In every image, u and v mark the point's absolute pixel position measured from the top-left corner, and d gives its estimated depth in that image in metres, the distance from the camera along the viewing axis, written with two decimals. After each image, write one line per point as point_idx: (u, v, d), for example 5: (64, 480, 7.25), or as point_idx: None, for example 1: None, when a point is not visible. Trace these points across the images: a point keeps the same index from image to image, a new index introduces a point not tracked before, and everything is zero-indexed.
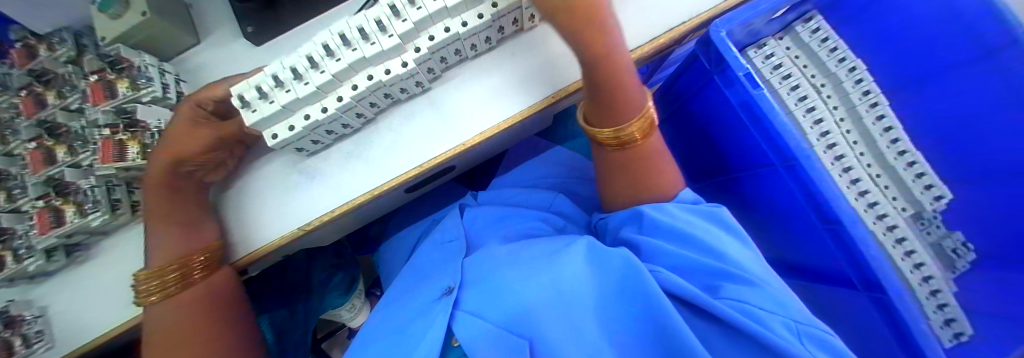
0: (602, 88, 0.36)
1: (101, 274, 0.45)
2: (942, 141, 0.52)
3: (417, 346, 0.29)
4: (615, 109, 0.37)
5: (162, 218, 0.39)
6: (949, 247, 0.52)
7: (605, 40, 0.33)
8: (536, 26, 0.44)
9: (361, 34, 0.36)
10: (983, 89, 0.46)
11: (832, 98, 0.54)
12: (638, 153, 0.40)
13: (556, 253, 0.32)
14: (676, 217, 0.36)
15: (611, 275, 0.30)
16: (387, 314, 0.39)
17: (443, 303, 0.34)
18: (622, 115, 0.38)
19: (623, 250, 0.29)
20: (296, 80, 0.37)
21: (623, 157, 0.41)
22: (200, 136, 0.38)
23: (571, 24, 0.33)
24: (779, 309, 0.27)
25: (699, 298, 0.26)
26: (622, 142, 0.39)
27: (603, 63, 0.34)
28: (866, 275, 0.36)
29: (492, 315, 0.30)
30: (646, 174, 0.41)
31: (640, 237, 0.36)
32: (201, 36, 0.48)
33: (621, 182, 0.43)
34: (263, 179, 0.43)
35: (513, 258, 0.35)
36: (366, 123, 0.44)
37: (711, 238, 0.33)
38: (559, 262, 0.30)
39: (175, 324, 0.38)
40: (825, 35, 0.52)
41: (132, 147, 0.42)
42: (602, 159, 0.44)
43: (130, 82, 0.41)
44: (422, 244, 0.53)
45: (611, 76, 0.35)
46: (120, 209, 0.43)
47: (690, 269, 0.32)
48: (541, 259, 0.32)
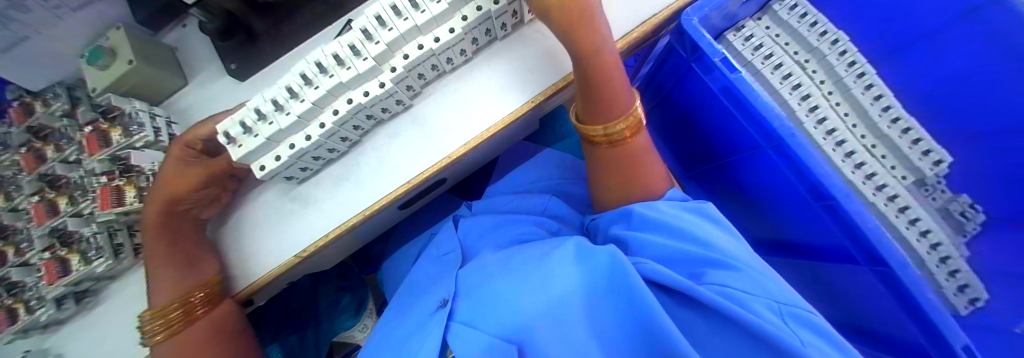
0: (594, 83, 0.36)
1: (111, 318, 0.46)
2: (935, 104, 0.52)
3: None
4: (606, 105, 0.38)
5: (162, 258, 0.40)
6: (957, 211, 0.51)
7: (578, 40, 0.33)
8: (510, 34, 0.45)
9: (337, 60, 0.37)
10: (969, 50, 0.46)
11: (818, 73, 0.53)
12: (629, 151, 0.40)
13: (544, 256, 0.32)
14: (662, 211, 0.36)
15: (598, 272, 0.30)
16: (386, 332, 0.39)
17: (438, 317, 0.34)
18: (611, 113, 0.38)
19: (609, 247, 0.29)
20: (278, 111, 0.38)
21: (614, 155, 0.41)
22: (192, 174, 0.39)
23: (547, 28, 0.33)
24: (764, 292, 0.27)
25: (685, 286, 0.26)
26: (614, 138, 0.39)
27: (592, 59, 0.34)
28: (867, 249, 0.36)
29: (484, 324, 0.30)
30: (637, 171, 0.41)
31: (628, 233, 0.36)
32: (189, 77, 0.49)
33: (611, 181, 0.43)
34: (256, 210, 0.44)
35: (502, 266, 0.35)
36: (352, 145, 0.44)
37: (696, 227, 0.33)
38: (547, 264, 0.30)
39: None
40: (803, 11, 0.52)
41: (130, 191, 0.44)
42: (592, 158, 0.44)
43: (124, 130, 0.43)
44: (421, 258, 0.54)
45: (601, 71, 0.35)
46: (123, 253, 0.44)
47: (677, 259, 0.32)
48: (529, 265, 0.32)
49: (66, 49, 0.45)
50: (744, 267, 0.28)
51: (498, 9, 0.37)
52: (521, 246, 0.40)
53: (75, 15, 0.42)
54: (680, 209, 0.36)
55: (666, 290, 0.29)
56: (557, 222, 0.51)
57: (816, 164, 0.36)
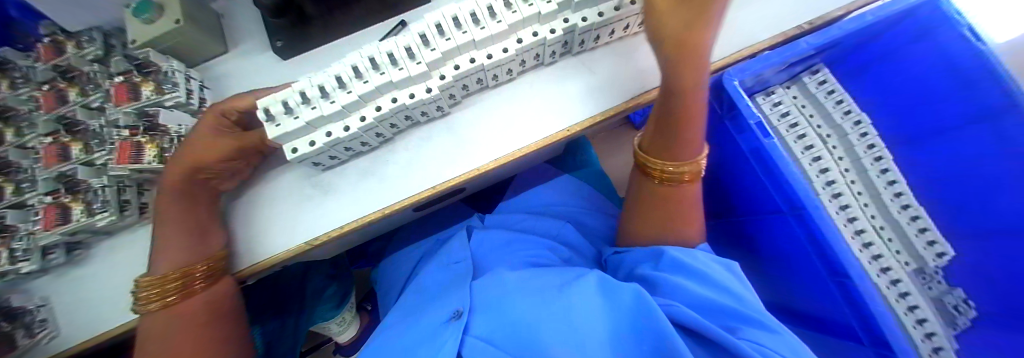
0: (675, 123, 0.37)
1: (97, 276, 0.44)
2: (941, 196, 0.54)
3: None
4: (678, 146, 0.39)
5: (170, 222, 0.38)
6: (951, 304, 0.52)
7: (687, 76, 0.34)
8: (556, 62, 0.47)
9: (390, 58, 0.38)
10: (982, 149, 0.48)
11: (838, 148, 0.55)
12: (678, 194, 0.43)
13: (569, 285, 0.34)
14: (698, 258, 0.38)
15: (622, 310, 0.32)
16: (389, 337, 0.38)
17: (453, 327, 0.34)
18: (680, 155, 0.40)
19: (634, 285, 0.32)
20: (323, 98, 0.38)
21: (666, 193, 0.42)
22: (219, 144, 0.38)
23: (668, 52, 0.34)
24: (796, 356, 0.28)
25: (721, 335, 0.27)
26: (671, 178, 0.41)
27: (684, 101, 0.36)
28: (876, 333, 0.36)
29: (506, 344, 0.30)
30: (679, 214, 0.43)
31: (658, 274, 0.37)
32: (230, 46, 0.49)
33: (651, 218, 0.44)
34: (277, 191, 0.43)
35: (532, 287, 0.35)
36: (384, 142, 0.44)
37: (729, 282, 0.35)
38: (571, 293, 0.33)
39: (172, 332, 0.37)
40: (831, 87, 0.54)
41: (150, 150, 0.42)
42: (641, 188, 0.45)
43: (156, 86, 0.42)
44: (425, 264, 0.53)
45: (687, 113, 0.36)
46: (128, 210, 0.42)
47: (710, 309, 0.33)
48: (553, 292, 0.34)
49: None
50: (777, 328, 0.30)
51: (554, 38, 0.39)
52: (541, 269, 0.41)
53: None
54: (712, 259, 0.39)
55: (690, 333, 0.31)
56: (570, 249, 0.51)
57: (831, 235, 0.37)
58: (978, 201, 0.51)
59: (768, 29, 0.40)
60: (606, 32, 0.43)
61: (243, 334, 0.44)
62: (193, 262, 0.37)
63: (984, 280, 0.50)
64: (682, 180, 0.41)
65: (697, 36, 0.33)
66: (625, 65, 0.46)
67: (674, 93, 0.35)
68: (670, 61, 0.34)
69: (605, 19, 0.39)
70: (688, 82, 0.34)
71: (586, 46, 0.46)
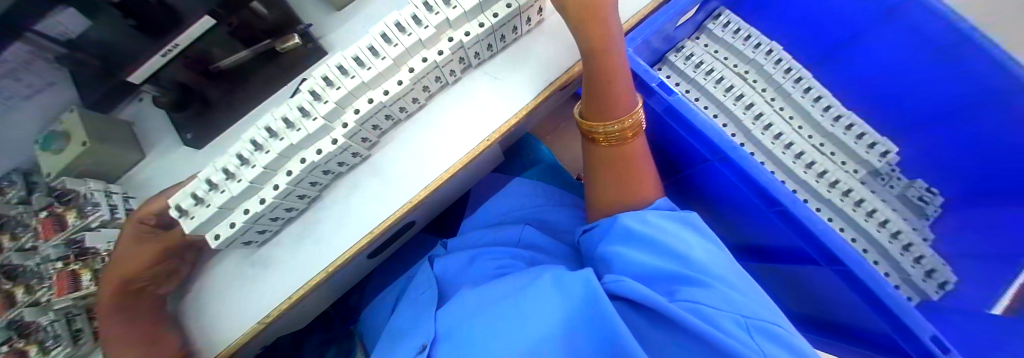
0: (601, 81, 0.38)
1: None
2: (867, 95, 0.63)
3: None
4: (608, 104, 0.39)
5: (121, 338, 0.38)
6: (918, 196, 0.57)
7: (596, 33, 0.36)
8: (461, 78, 0.47)
9: (287, 122, 0.39)
10: (893, 43, 0.55)
11: (757, 83, 0.57)
12: (626, 151, 0.42)
13: (523, 289, 0.33)
14: (647, 222, 0.36)
15: (574, 300, 0.30)
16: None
17: None
18: (615, 113, 0.40)
19: (584, 272, 0.31)
20: (230, 180, 0.38)
21: (611, 155, 0.42)
22: (143, 250, 0.39)
23: (576, 15, 0.36)
24: (730, 305, 0.28)
25: (658, 304, 0.28)
26: (613, 138, 0.41)
27: (602, 58, 0.37)
28: (822, 247, 0.36)
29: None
30: (630, 176, 0.42)
31: (608, 250, 0.36)
32: (147, 150, 0.50)
33: (607, 184, 0.43)
34: (221, 277, 0.43)
35: (484, 304, 0.35)
36: (312, 201, 0.45)
37: (677, 242, 0.34)
38: (523, 300, 0.32)
39: None
40: (736, 27, 0.56)
41: (85, 275, 0.44)
42: (590, 161, 0.45)
43: (78, 211, 0.43)
44: (399, 303, 0.53)
45: (608, 68, 0.37)
46: (82, 338, 0.43)
47: (655, 275, 0.33)
48: (506, 304, 0.33)
49: (21, 136, 0.46)
50: (713, 283, 0.30)
51: (443, 59, 0.40)
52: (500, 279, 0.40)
53: (27, 103, 0.44)
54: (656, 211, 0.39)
55: (632, 304, 0.31)
56: (533, 251, 0.51)
57: (750, 168, 0.38)
58: (899, 90, 0.58)
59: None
60: (498, 39, 0.44)
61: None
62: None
63: (928, 163, 0.58)
64: (624, 136, 0.41)
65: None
66: (527, 64, 0.46)
67: (590, 54, 0.36)
68: (578, 27, 0.36)
69: (485, 29, 0.40)
70: (599, 43, 0.36)
71: (484, 57, 0.46)
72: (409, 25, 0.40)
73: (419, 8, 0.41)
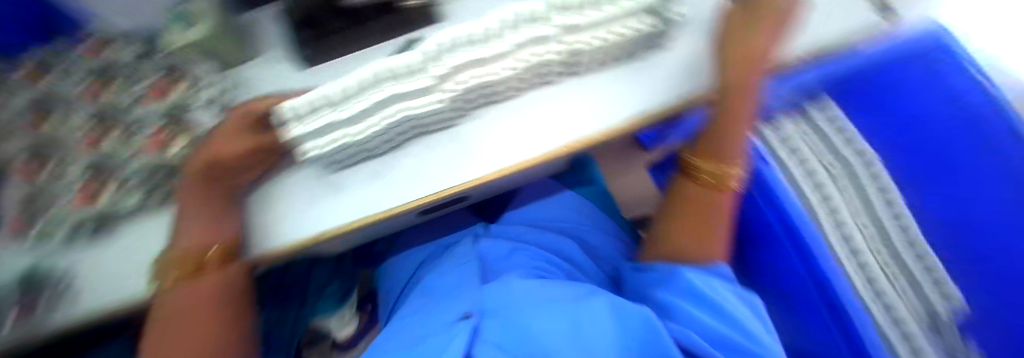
0: (725, 128, 0.46)
1: (113, 253, 0.44)
2: (936, 203, 0.66)
3: None
4: (722, 147, 0.46)
5: (193, 207, 0.42)
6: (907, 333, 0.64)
7: (741, 78, 0.43)
8: (561, 82, 0.49)
9: (394, 75, 0.38)
10: (979, 165, 0.59)
11: (849, 187, 0.71)
12: (714, 199, 0.48)
13: (581, 300, 0.38)
14: (709, 283, 0.38)
15: (632, 333, 0.34)
16: (403, 327, 0.44)
17: (465, 327, 0.38)
18: (727, 156, 0.47)
19: (646, 310, 0.34)
20: (336, 105, 0.40)
21: (702, 196, 0.49)
22: (239, 128, 0.42)
23: (728, 63, 0.43)
24: None
25: None
26: (706, 181, 0.48)
27: (731, 105, 0.45)
28: (859, 348, 0.42)
29: (511, 345, 0.34)
30: (709, 225, 0.48)
31: (669, 299, 0.38)
32: (257, 52, 0.53)
33: (689, 222, 0.50)
34: (291, 187, 0.46)
35: (539, 301, 0.38)
36: (391, 148, 0.47)
37: (736, 310, 0.36)
38: (583, 308, 0.36)
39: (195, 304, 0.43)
40: (835, 117, 0.72)
41: (178, 140, 0.45)
42: (680, 193, 0.52)
43: (190, 84, 0.49)
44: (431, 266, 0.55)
45: (740, 120, 0.46)
46: (150, 195, 0.45)
47: (710, 338, 0.34)
48: (566, 307, 0.37)
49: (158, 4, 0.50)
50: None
51: (555, 59, 0.41)
52: (551, 281, 0.45)
53: None
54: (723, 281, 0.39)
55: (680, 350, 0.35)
56: (571, 266, 0.52)
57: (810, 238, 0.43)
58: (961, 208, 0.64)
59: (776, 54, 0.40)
60: (607, 57, 0.45)
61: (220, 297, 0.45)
62: (205, 244, 0.41)
63: (980, 285, 0.64)
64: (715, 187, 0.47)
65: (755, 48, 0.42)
66: (628, 89, 0.46)
67: (727, 90, 0.44)
68: (728, 66, 0.43)
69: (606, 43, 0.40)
70: (739, 85, 0.43)
71: (586, 69, 0.47)
72: None
73: None
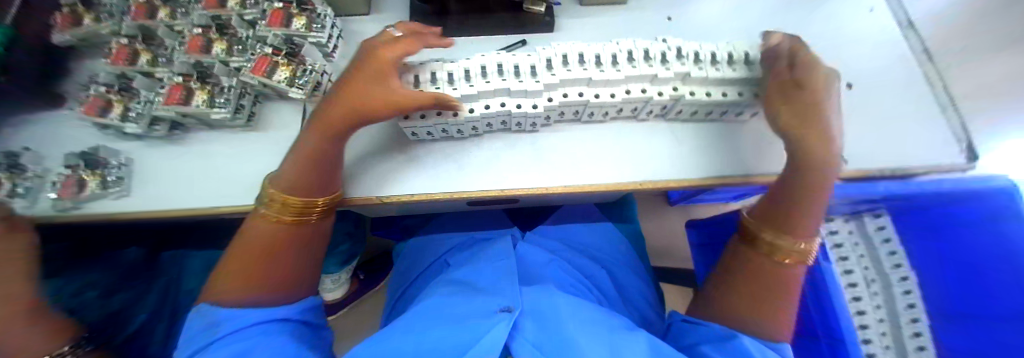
0: (795, 196, 0.39)
1: (190, 159, 0.48)
2: None
3: (473, 344, 0.33)
4: (792, 220, 0.39)
5: (315, 153, 0.38)
6: None
7: (814, 146, 0.37)
8: (647, 120, 0.50)
9: (496, 67, 0.43)
10: None
11: None
12: (782, 273, 0.40)
13: (613, 331, 0.38)
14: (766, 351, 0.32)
15: None
16: (418, 313, 0.42)
17: (503, 316, 0.38)
18: (798, 230, 0.39)
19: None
20: (447, 83, 0.42)
21: (765, 266, 0.40)
22: (394, 57, 0.39)
23: (793, 123, 0.38)
24: None
25: None
26: (790, 256, 0.39)
27: (807, 176, 0.38)
28: None
29: (548, 348, 0.36)
30: (772, 298, 0.39)
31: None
32: (371, 10, 0.56)
33: (744, 293, 0.41)
34: (381, 148, 0.47)
35: (574, 317, 0.40)
36: (473, 135, 0.49)
37: None
38: (618, 340, 0.37)
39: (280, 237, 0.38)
40: None
41: (282, 70, 0.46)
42: (732, 260, 0.44)
43: (307, 21, 0.48)
44: (471, 257, 0.55)
45: (815, 189, 0.38)
46: (240, 114, 0.47)
47: None
48: (600, 332, 0.38)
49: None
50: None
51: (660, 100, 0.42)
52: (584, 301, 0.45)
53: None
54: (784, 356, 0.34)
55: None
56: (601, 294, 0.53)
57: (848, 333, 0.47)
58: None
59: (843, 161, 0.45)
60: (705, 112, 0.46)
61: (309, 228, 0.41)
62: (304, 189, 0.38)
63: None
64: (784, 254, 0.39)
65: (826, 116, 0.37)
66: (712, 146, 0.47)
67: (801, 164, 0.38)
68: (797, 129, 0.38)
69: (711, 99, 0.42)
70: (810, 155, 0.37)
71: (680, 116, 0.48)
72: (654, 58, 0.43)
73: (671, 49, 0.44)
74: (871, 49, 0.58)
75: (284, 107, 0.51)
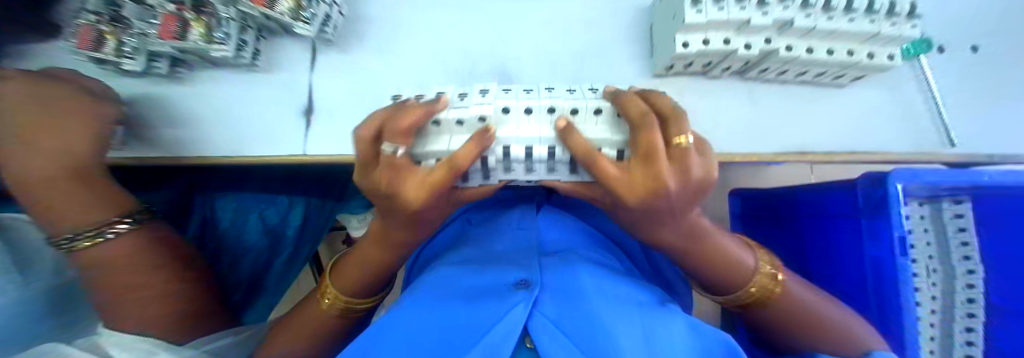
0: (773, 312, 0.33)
1: (199, 103, 0.45)
2: None
3: (489, 332, 0.29)
4: (790, 321, 0.33)
5: (371, 260, 0.33)
6: None
7: (739, 275, 0.32)
8: (720, 77, 0.40)
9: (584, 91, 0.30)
10: None
11: None
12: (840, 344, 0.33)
13: (645, 308, 0.33)
14: None
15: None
16: (422, 292, 0.36)
17: (521, 298, 0.32)
18: (801, 324, 0.33)
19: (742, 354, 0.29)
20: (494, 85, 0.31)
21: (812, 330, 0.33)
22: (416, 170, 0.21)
23: (728, 288, 0.33)
24: None
25: None
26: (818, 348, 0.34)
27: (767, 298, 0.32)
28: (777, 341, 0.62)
29: (570, 330, 0.30)
30: (824, 329, 0.33)
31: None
32: None
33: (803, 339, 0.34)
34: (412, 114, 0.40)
35: (601, 291, 0.33)
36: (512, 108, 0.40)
37: None
38: (652, 319, 0.31)
39: (321, 323, 0.37)
40: None
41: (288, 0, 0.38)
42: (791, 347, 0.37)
43: None
44: (496, 218, 0.53)
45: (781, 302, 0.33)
46: (243, 53, 0.41)
47: None
48: (631, 310, 0.32)
49: None
50: None
51: (745, 55, 0.34)
52: (609, 273, 0.39)
53: None
54: None
55: None
56: (624, 262, 0.48)
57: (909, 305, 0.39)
58: None
59: (922, 151, 0.40)
60: (796, 71, 0.37)
61: (359, 309, 0.38)
62: (365, 289, 0.35)
63: None
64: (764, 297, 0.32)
65: (722, 271, 0.31)
66: (789, 114, 0.40)
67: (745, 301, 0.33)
68: (721, 288, 0.33)
69: (811, 59, 0.34)
70: (735, 268, 0.32)
71: (762, 75, 0.39)
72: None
73: None
74: None
75: (292, 45, 0.45)
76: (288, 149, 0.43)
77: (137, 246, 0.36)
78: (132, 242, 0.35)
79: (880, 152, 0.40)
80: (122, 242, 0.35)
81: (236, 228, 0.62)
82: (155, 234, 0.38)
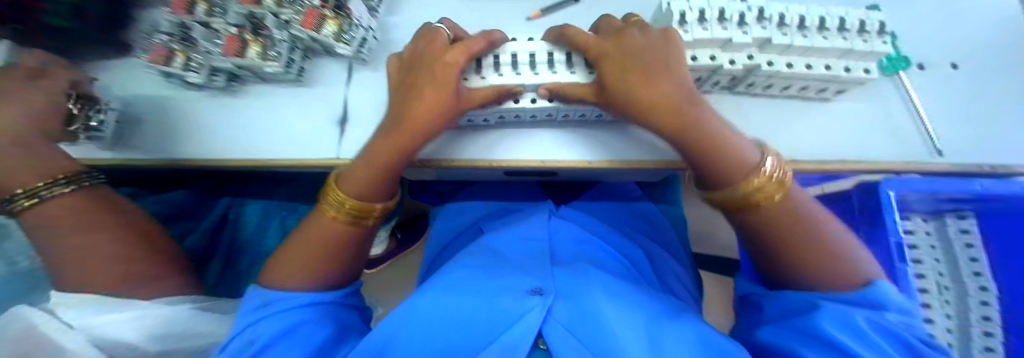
0: (761, 211, 0.31)
1: (246, 113, 0.51)
2: None
3: (512, 326, 0.33)
4: (777, 229, 0.30)
5: (372, 164, 0.37)
6: None
7: (723, 155, 0.31)
8: (714, 91, 0.44)
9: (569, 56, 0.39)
10: None
11: None
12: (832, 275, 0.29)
13: (654, 317, 0.36)
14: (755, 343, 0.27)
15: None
16: (443, 287, 0.39)
17: (536, 302, 0.35)
18: (789, 239, 0.30)
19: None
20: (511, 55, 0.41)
21: (798, 247, 0.30)
22: (455, 64, 0.35)
23: (710, 165, 0.31)
24: None
25: None
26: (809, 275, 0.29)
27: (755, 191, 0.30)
28: None
29: (581, 333, 0.33)
30: (814, 249, 0.29)
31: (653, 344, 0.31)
32: None
33: (789, 261, 0.30)
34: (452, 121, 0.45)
35: (613, 296, 0.37)
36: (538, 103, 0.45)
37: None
38: (660, 328, 0.34)
39: (328, 244, 0.38)
40: None
41: (331, 25, 0.45)
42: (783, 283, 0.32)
43: None
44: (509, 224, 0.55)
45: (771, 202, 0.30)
46: (289, 69, 0.47)
47: None
48: (641, 317, 0.36)
49: None
50: None
51: (731, 69, 0.38)
52: (622, 281, 0.42)
53: None
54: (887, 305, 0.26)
55: None
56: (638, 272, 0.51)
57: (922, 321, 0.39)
58: None
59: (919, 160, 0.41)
60: (781, 85, 0.41)
61: (359, 232, 0.39)
62: (374, 194, 0.38)
63: None
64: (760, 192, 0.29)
65: (702, 141, 0.31)
66: (781, 125, 0.43)
67: (730, 186, 0.31)
68: (702, 165, 0.32)
69: (792, 72, 0.37)
70: (711, 143, 0.31)
71: (750, 89, 0.43)
72: (731, 19, 0.37)
73: (751, 11, 0.37)
74: (992, 17, 0.48)
75: (331, 64, 0.51)
76: (320, 153, 0.47)
77: (84, 199, 0.40)
78: (68, 202, 0.39)
79: (874, 160, 0.42)
80: (68, 200, 0.39)
81: (259, 233, 0.65)
82: (98, 196, 0.42)
